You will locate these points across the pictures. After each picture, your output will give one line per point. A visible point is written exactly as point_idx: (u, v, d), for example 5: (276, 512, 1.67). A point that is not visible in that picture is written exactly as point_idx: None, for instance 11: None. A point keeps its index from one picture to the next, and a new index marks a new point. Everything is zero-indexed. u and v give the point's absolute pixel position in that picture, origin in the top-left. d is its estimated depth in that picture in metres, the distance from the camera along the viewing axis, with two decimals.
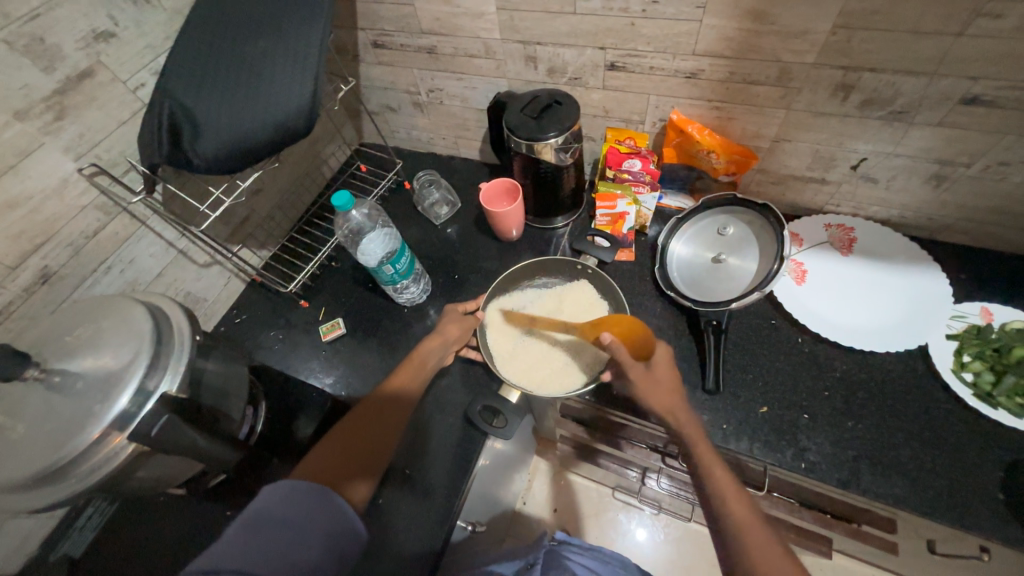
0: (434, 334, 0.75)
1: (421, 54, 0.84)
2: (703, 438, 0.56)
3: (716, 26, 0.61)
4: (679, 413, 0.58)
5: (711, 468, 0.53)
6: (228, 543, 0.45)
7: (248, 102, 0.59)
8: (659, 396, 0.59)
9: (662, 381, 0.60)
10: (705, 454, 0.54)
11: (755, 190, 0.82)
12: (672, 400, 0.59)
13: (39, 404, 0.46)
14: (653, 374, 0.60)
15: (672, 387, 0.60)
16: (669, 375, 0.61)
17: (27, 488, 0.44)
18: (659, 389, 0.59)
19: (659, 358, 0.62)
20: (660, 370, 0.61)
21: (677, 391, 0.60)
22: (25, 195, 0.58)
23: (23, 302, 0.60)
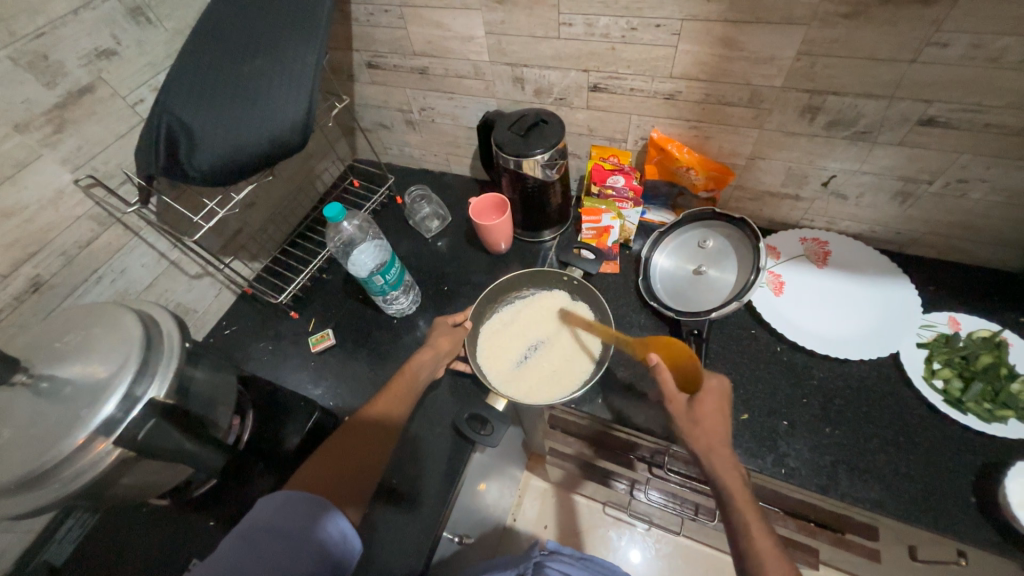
0: (426, 346, 0.76)
1: (414, 75, 0.87)
2: (743, 490, 0.54)
3: (691, 51, 0.65)
4: (719, 464, 0.56)
5: (752, 528, 0.51)
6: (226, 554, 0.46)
7: (244, 117, 0.61)
8: (698, 436, 0.57)
9: (707, 423, 0.58)
10: (745, 513, 0.52)
11: (734, 206, 0.85)
12: (716, 448, 0.56)
13: (25, 409, 0.47)
14: (696, 414, 0.58)
15: (720, 431, 0.58)
16: (714, 413, 0.58)
17: (8, 494, 0.44)
18: (703, 436, 0.57)
19: (711, 398, 0.59)
20: (708, 410, 0.58)
21: (722, 435, 0.57)
22: (22, 204, 0.59)
23: (12, 310, 0.61)
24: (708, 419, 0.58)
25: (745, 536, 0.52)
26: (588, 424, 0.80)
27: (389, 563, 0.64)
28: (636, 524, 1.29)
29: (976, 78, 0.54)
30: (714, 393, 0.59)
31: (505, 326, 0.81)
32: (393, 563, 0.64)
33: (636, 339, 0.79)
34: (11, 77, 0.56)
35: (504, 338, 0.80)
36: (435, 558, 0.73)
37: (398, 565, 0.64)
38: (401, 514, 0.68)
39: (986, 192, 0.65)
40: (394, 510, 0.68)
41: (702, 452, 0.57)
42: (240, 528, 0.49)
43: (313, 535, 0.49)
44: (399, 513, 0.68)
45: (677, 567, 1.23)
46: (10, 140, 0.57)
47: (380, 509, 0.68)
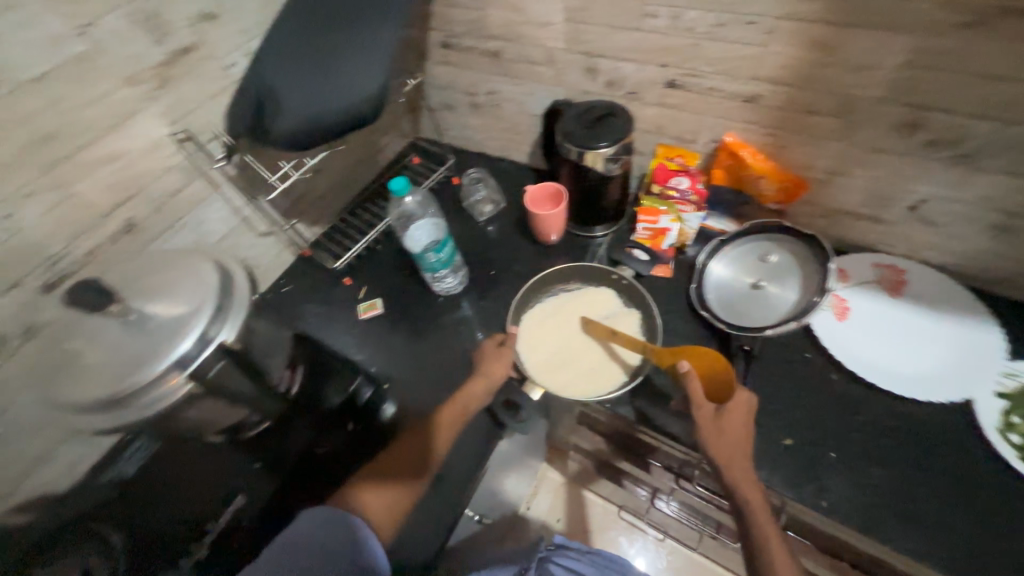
0: (476, 374, 0.73)
1: (486, 58, 0.88)
2: (761, 504, 0.55)
3: (781, 53, 0.62)
4: (742, 476, 0.56)
5: (771, 543, 0.52)
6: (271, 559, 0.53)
7: (326, 87, 0.64)
8: (722, 447, 0.57)
9: (733, 434, 0.58)
10: (764, 526, 0.53)
11: (803, 221, 0.81)
12: (739, 461, 0.57)
13: (115, 336, 0.51)
14: (722, 425, 0.58)
15: (743, 443, 0.58)
16: (739, 426, 0.59)
17: (97, 410, 0.49)
18: (729, 447, 0.57)
19: (738, 409, 0.60)
20: (734, 421, 0.59)
21: (745, 448, 0.58)
22: (124, 151, 0.64)
23: (108, 247, 0.67)
24: (734, 430, 0.58)
25: (763, 551, 0.52)
26: (620, 426, 0.79)
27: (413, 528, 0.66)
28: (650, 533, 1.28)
29: None
30: (740, 406, 0.60)
31: (548, 316, 0.82)
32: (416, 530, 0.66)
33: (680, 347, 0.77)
34: (127, 33, 0.60)
35: (546, 328, 0.80)
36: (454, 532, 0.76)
37: None
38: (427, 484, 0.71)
39: None
40: None
41: (726, 463, 0.57)
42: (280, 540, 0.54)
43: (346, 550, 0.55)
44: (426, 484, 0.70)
45: None
46: (120, 92, 0.62)
47: None
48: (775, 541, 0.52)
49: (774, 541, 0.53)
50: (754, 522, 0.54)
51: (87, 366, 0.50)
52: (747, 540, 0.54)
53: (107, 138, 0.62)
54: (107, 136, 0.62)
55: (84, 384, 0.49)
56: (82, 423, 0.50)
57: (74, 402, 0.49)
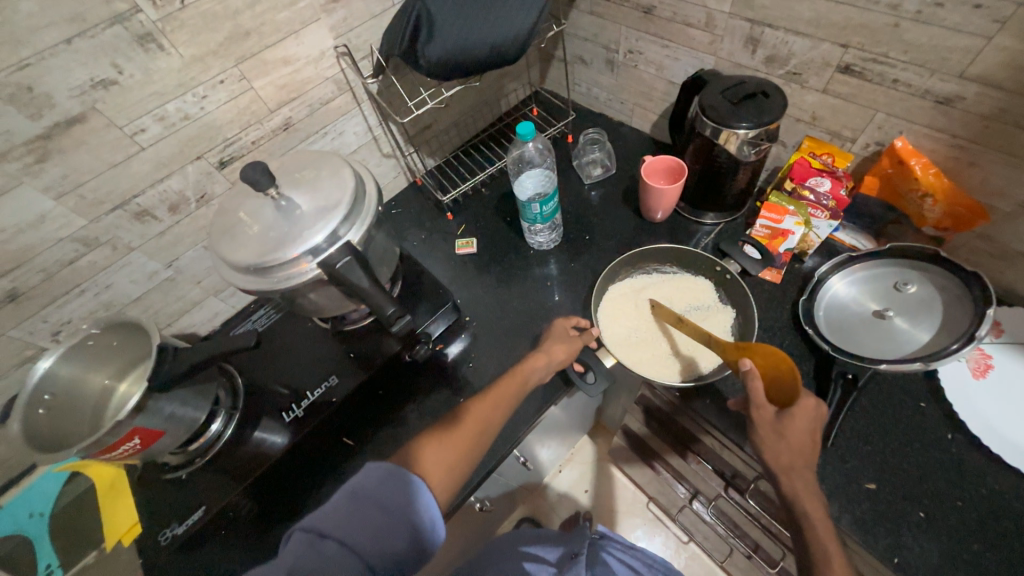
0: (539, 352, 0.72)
1: (637, 12, 0.83)
2: (823, 517, 0.52)
3: (1008, 48, 0.51)
4: (802, 486, 0.53)
5: (831, 559, 0.49)
6: (334, 510, 0.46)
7: (480, 20, 0.65)
8: (780, 453, 0.54)
9: (795, 440, 0.54)
10: (824, 540, 0.50)
11: (963, 256, 0.69)
12: (800, 471, 0.54)
13: (270, 216, 0.60)
14: (784, 429, 0.55)
15: (807, 451, 0.54)
16: (803, 433, 0.55)
17: (247, 273, 0.59)
18: (790, 454, 0.54)
19: (804, 415, 0.55)
20: (798, 428, 0.55)
21: (808, 458, 0.54)
22: (296, 56, 0.72)
23: (268, 140, 0.77)
24: (797, 437, 0.54)
25: (821, 568, 0.49)
26: (680, 417, 0.78)
27: None
28: (674, 531, 1.27)
29: None
30: (807, 412, 0.55)
31: (635, 292, 0.80)
32: None
33: None
34: None
35: (629, 304, 0.79)
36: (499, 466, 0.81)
37: None
38: None
39: None
40: None
41: (785, 471, 0.54)
42: (346, 490, 0.47)
43: (410, 515, 0.46)
44: None
45: None
46: (304, 1, 0.68)
47: None
48: (836, 559, 0.49)
49: (836, 557, 0.49)
50: (814, 535, 0.51)
51: (246, 236, 0.60)
52: (804, 555, 0.51)
53: (286, 41, 0.70)
54: (287, 40, 0.70)
55: (241, 251, 0.59)
56: (234, 282, 0.60)
57: (233, 263, 0.59)
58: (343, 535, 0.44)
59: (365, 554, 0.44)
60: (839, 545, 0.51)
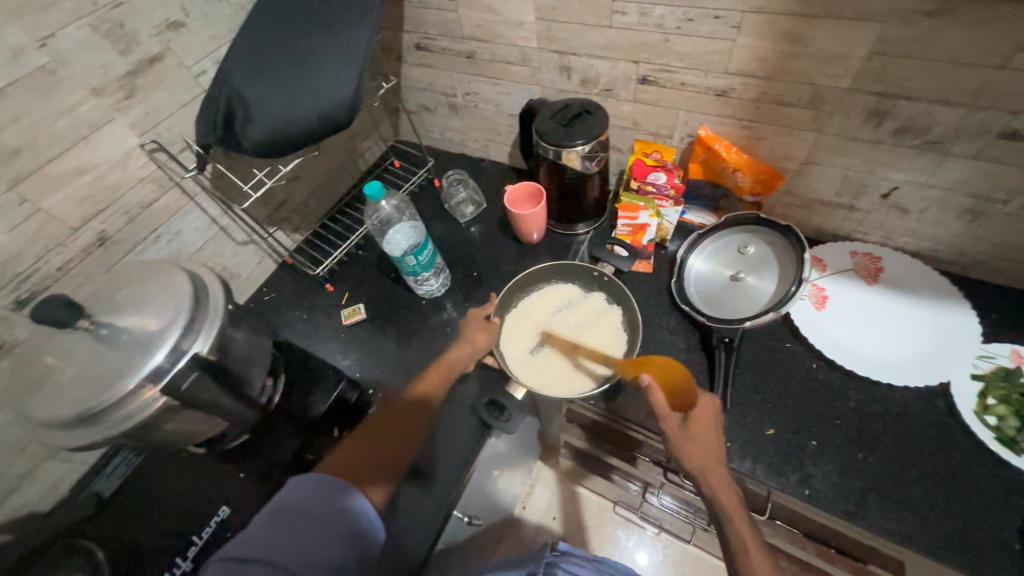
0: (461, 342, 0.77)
1: (461, 59, 0.87)
2: (737, 508, 0.55)
3: (750, 46, 0.62)
4: (717, 478, 0.56)
5: (747, 543, 0.52)
6: (258, 530, 0.50)
7: (297, 93, 0.63)
8: (695, 453, 0.57)
9: (703, 440, 0.57)
10: (741, 530, 0.53)
11: (780, 213, 0.81)
12: (712, 465, 0.57)
13: (88, 352, 0.51)
14: (692, 432, 0.58)
15: (715, 448, 0.57)
16: (710, 430, 0.58)
17: (70, 426, 0.48)
18: (700, 453, 0.57)
19: (705, 414, 0.59)
20: (703, 427, 0.58)
21: (718, 454, 0.57)
22: (94, 163, 0.64)
23: (81, 260, 0.66)
24: (703, 437, 0.57)
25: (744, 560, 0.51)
26: (604, 421, 0.80)
27: (401, 532, 0.66)
28: (644, 527, 1.28)
29: None
30: (708, 410, 0.59)
31: (531, 317, 0.81)
32: (404, 533, 0.66)
33: (663, 341, 0.77)
34: (91, 43, 0.60)
35: (528, 329, 0.80)
36: (444, 536, 0.75)
37: (409, 535, 0.66)
38: (415, 488, 0.70)
39: None
40: (410, 484, 0.71)
41: (701, 469, 0.56)
42: (273, 509, 0.52)
43: (340, 517, 0.52)
44: (414, 487, 0.70)
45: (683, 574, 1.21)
46: (87, 104, 0.61)
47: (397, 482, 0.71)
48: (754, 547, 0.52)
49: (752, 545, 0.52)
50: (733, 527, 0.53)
51: (60, 384, 0.50)
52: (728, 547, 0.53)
53: (76, 150, 0.62)
54: (76, 148, 0.62)
55: (58, 402, 0.49)
56: (55, 442, 0.49)
57: (48, 420, 0.48)
58: (268, 552, 0.48)
59: (294, 565, 0.48)
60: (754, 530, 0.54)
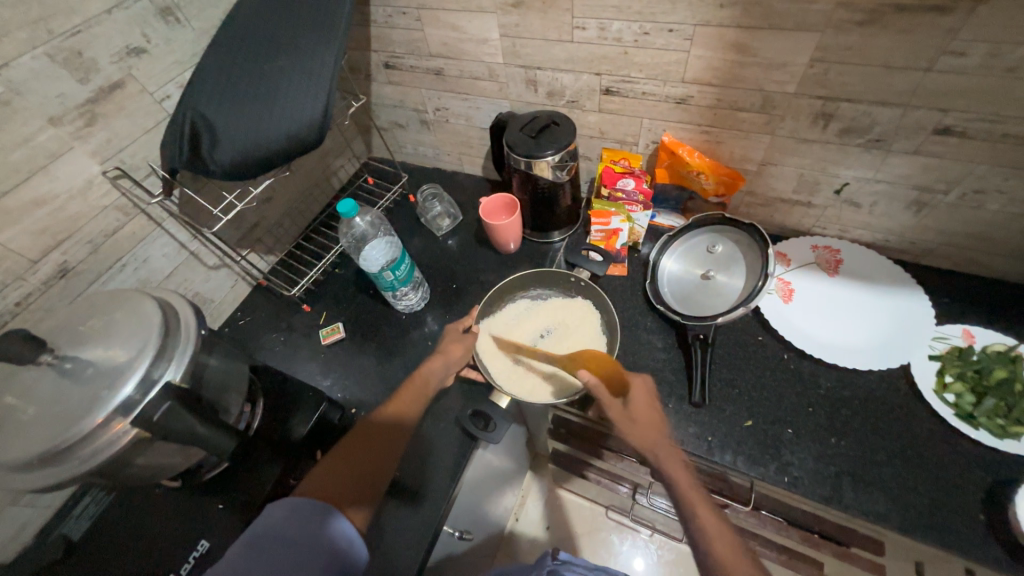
0: (436, 353, 0.76)
1: (429, 76, 0.89)
2: (685, 473, 0.58)
3: (703, 57, 0.65)
4: (664, 448, 0.59)
5: (695, 504, 0.54)
6: (233, 562, 0.49)
7: (265, 116, 0.63)
8: (637, 432, 0.60)
9: (645, 417, 0.62)
10: (692, 499, 0.55)
11: (744, 212, 0.85)
12: (658, 438, 0.60)
13: (51, 388, 0.49)
14: (632, 412, 0.62)
15: (655, 424, 0.62)
16: (646, 408, 0.63)
17: (33, 467, 0.46)
18: (643, 430, 0.60)
19: (640, 394, 0.64)
20: (641, 406, 0.62)
21: (660, 428, 0.61)
22: (52, 194, 0.62)
23: (42, 294, 0.64)
24: (643, 413, 0.62)
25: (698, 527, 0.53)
26: (589, 425, 0.81)
27: (390, 552, 0.65)
28: (636, 529, 1.28)
29: (994, 88, 0.53)
30: (642, 390, 0.64)
31: (513, 323, 0.82)
32: (393, 553, 0.65)
33: (641, 342, 0.79)
34: (48, 73, 0.59)
35: (511, 335, 0.80)
36: (434, 553, 0.74)
37: (398, 555, 0.65)
38: (402, 506, 0.69)
39: (1004, 204, 0.63)
40: (398, 503, 0.70)
41: (648, 445, 0.60)
42: (248, 538, 0.51)
43: (322, 540, 0.52)
44: (402, 505, 0.69)
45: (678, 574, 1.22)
46: (44, 133, 0.60)
47: (383, 501, 0.70)
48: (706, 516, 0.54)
49: (701, 504, 0.55)
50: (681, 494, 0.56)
51: (21, 423, 0.48)
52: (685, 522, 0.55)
53: (33, 180, 0.60)
54: (34, 179, 0.60)
55: (19, 443, 0.47)
56: (17, 485, 0.47)
57: (8, 462, 0.46)
58: None
59: None
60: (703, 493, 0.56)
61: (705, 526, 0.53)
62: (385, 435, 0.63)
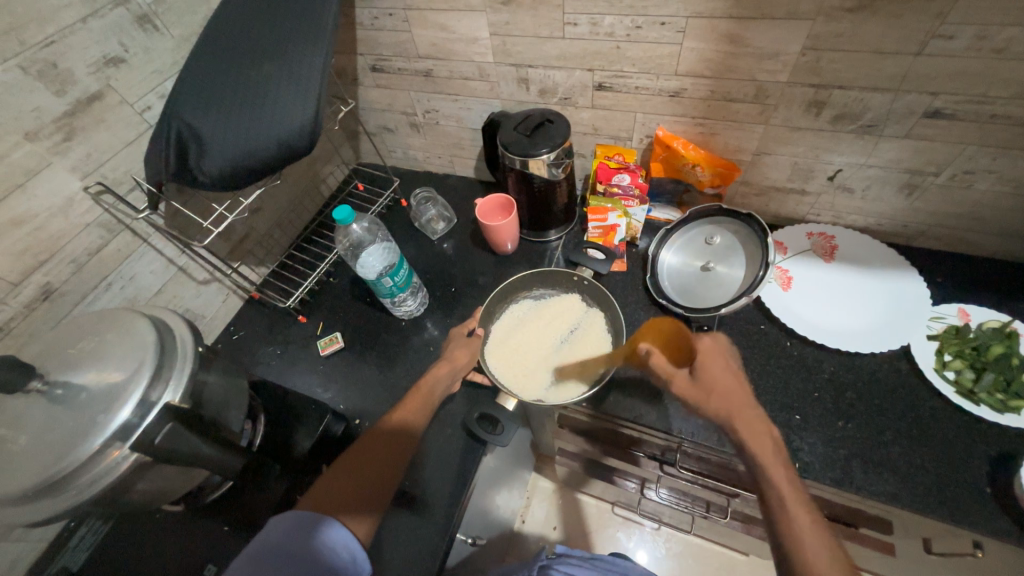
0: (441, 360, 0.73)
1: (419, 77, 0.87)
2: (772, 452, 0.52)
3: (695, 49, 0.65)
4: (749, 418, 0.54)
5: (779, 486, 0.50)
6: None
7: (254, 122, 0.61)
8: (717, 400, 0.55)
9: (721, 386, 0.56)
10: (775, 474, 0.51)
11: (739, 202, 0.85)
12: (744, 409, 0.55)
13: (41, 416, 0.47)
14: (705, 380, 0.57)
15: (733, 389, 0.56)
16: (722, 375, 0.57)
17: (26, 501, 0.44)
18: (723, 403, 0.55)
19: (710, 357, 0.58)
20: (714, 371, 0.57)
21: (744, 397, 0.56)
22: (31, 212, 0.59)
23: (24, 318, 0.61)
24: (721, 381, 0.57)
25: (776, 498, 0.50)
26: (599, 422, 0.80)
27: (404, 564, 0.64)
28: (644, 524, 1.28)
29: (980, 69, 0.55)
30: (713, 352, 0.59)
31: (513, 326, 0.81)
32: (408, 564, 0.64)
33: None
34: (22, 85, 0.56)
35: (512, 340, 0.79)
36: (448, 562, 0.73)
37: (413, 565, 0.64)
38: (413, 516, 0.68)
39: (993, 182, 0.65)
40: (407, 513, 0.68)
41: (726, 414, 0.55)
42: (250, 551, 0.50)
43: (324, 553, 0.50)
44: (413, 514, 0.68)
45: (688, 565, 1.22)
46: (20, 149, 0.57)
47: (393, 512, 0.68)
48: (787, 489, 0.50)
49: (790, 496, 0.49)
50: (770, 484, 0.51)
51: (11, 455, 0.45)
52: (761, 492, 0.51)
53: (10, 199, 0.57)
54: (11, 197, 0.57)
55: (10, 476, 0.44)
56: (9, 521, 0.44)
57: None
58: None
59: None
60: (793, 477, 0.51)
61: (795, 525, 0.48)
62: (390, 445, 0.61)
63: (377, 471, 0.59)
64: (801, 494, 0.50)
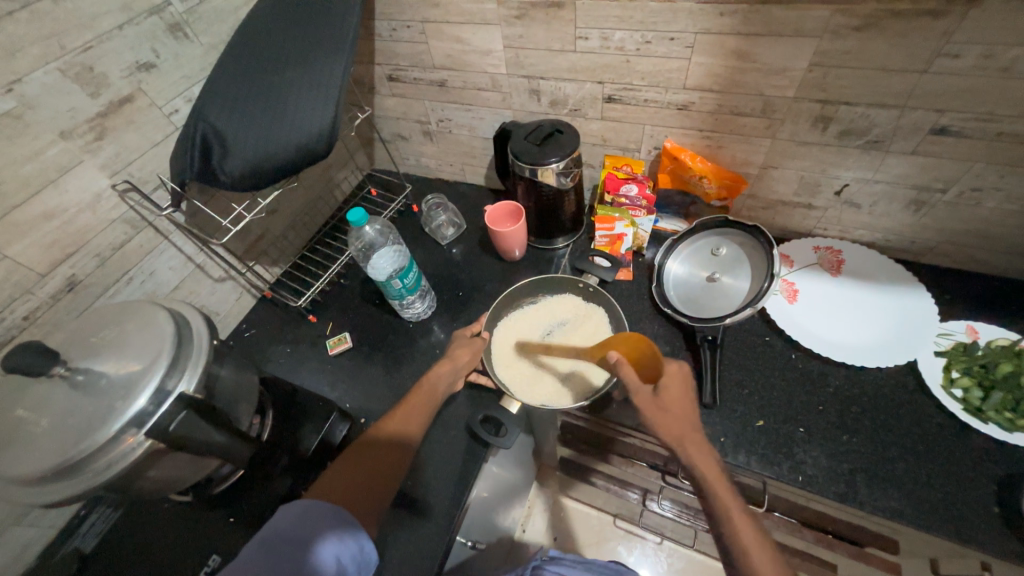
0: (445, 361, 0.74)
1: (433, 87, 0.90)
2: (721, 479, 0.53)
3: (704, 63, 0.67)
4: (687, 437, 0.55)
5: (730, 513, 0.50)
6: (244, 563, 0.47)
7: (274, 127, 0.64)
8: (667, 423, 0.55)
9: (674, 410, 0.56)
10: (725, 501, 0.51)
11: (746, 215, 0.86)
12: (690, 436, 0.55)
13: (62, 401, 0.48)
14: (664, 401, 0.56)
15: (688, 413, 0.56)
16: (682, 399, 0.57)
17: (44, 482, 0.46)
18: (671, 430, 0.55)
19: (675, 382, 0.57)
20: (674, 395, 0.56)
21: (693, 421, 0.56)
22: (62, 207, 0.62)
23: (49, 308, 0.64)
24: (676, 402, 0.56)
25: (728, 524, 0.50)
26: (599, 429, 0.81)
27: (404, 564, 0.64)
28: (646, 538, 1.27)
29: (986, 87, 0.55)
30: (677, 376, 0.58)
31: (510, 338, 0.82)
32: (407, 564, 0.64)
33: None
34: (60, 87, 0.59)
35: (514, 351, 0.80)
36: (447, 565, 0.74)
37: (412, 565, 0.64)
38: (415, 516, 0.69)
39: (1001, 201, 0.65)
40: (409, 512, 0.69)
41: (676, 440, 0.55)
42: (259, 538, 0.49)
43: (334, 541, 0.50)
44: (414, 515, 0.69)
45: None
46: (55, 147, 0.60)
47: (395, 511, 0.69)
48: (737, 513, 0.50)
49: (752, 537, 0.49)
50: (729, 526, 0.50)
51: (32, 437, 0.47)
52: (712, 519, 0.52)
53: (43, 194, 0.60)
54: (43, 192, 0.60)
55: (30, 456, 0.46)
56: (26, 501, 0.46)
57: (19, 476, 0.45)
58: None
59: None
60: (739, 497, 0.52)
61: (754, 561, 0.47)
62: (391, 445, 0.62)
63: (379, 469, 0.59)
64: (762, 536, 0.49)
